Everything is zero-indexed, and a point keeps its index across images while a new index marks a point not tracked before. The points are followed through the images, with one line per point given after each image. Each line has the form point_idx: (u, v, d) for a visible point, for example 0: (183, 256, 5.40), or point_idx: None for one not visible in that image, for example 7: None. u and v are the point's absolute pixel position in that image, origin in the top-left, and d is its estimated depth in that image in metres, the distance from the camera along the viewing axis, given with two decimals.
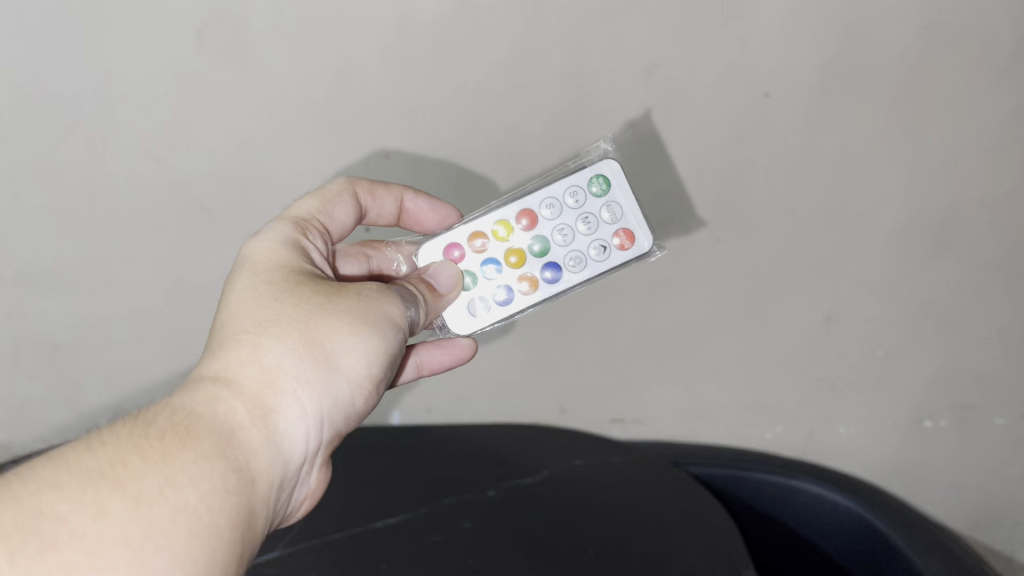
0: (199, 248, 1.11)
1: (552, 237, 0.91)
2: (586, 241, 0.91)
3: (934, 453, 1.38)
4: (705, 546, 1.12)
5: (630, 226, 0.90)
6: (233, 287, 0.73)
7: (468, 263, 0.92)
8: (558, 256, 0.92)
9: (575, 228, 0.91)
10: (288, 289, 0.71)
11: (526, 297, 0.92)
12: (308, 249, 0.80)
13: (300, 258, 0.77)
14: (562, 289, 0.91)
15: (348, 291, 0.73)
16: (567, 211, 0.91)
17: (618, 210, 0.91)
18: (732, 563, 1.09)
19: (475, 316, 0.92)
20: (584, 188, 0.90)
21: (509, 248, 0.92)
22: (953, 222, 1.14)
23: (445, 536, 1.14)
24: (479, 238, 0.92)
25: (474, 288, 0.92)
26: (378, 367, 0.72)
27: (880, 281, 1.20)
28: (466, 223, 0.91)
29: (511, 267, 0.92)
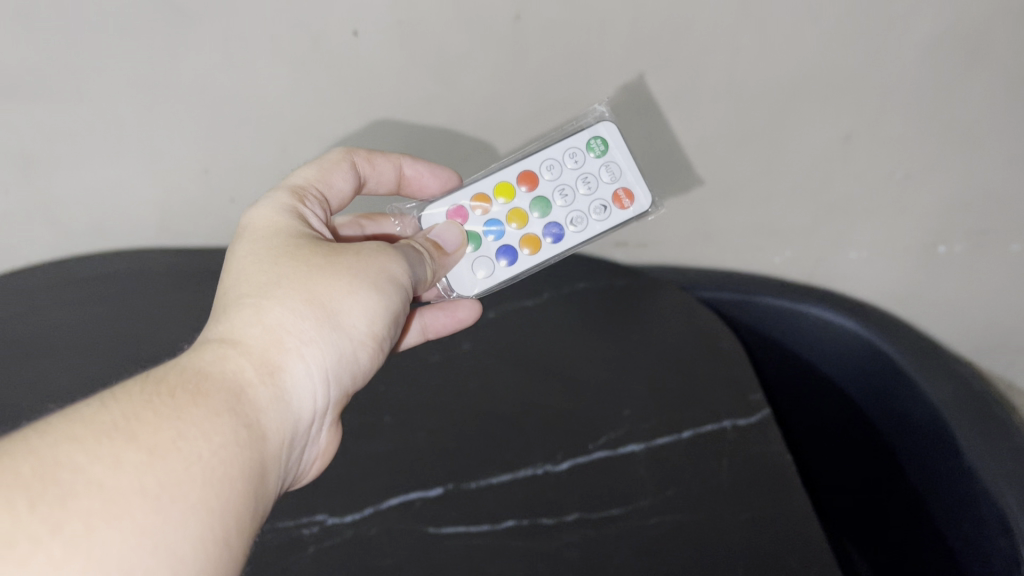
0: (171, 54, 0.89)
1: (553, 198, 0.91)
2: (587, 201, 0.91)
3: (942, 272, 1.33)
4: (714, 371, 1.04)
5: (628, 184, 0.91)
6: (232, 254, 0.70)
7: (470, 225, 0.90)
8: (559, 217, 0.91)
9: (575, 188, 0.90)
10: (286, 250, 0.68)
11: (529, 258, 0.90)
12: (307, 221, 0.74)
13: (300, 224, 0.73)
14: (566, 247, 0.90)
15: (345, 249, 0.70)
16: (567, 174, 0.91)
17: (617, 170, 0.91)
18: (739, 385, 1.03)
19: (480, 275, 0.90)
20: (582, 152, 0.90)
21: (512, 210, 0.90)
22: (989, 34, 0.96)
23: (441, 358, 1.05)
24: (481, 201, 0.90)
25: (478, 251, 0.90)
26: (381, 325, 0.70)
27: (918, 90, 1.04)
28: (469, 184, 0.90)
29: (514, 229, 0.91)
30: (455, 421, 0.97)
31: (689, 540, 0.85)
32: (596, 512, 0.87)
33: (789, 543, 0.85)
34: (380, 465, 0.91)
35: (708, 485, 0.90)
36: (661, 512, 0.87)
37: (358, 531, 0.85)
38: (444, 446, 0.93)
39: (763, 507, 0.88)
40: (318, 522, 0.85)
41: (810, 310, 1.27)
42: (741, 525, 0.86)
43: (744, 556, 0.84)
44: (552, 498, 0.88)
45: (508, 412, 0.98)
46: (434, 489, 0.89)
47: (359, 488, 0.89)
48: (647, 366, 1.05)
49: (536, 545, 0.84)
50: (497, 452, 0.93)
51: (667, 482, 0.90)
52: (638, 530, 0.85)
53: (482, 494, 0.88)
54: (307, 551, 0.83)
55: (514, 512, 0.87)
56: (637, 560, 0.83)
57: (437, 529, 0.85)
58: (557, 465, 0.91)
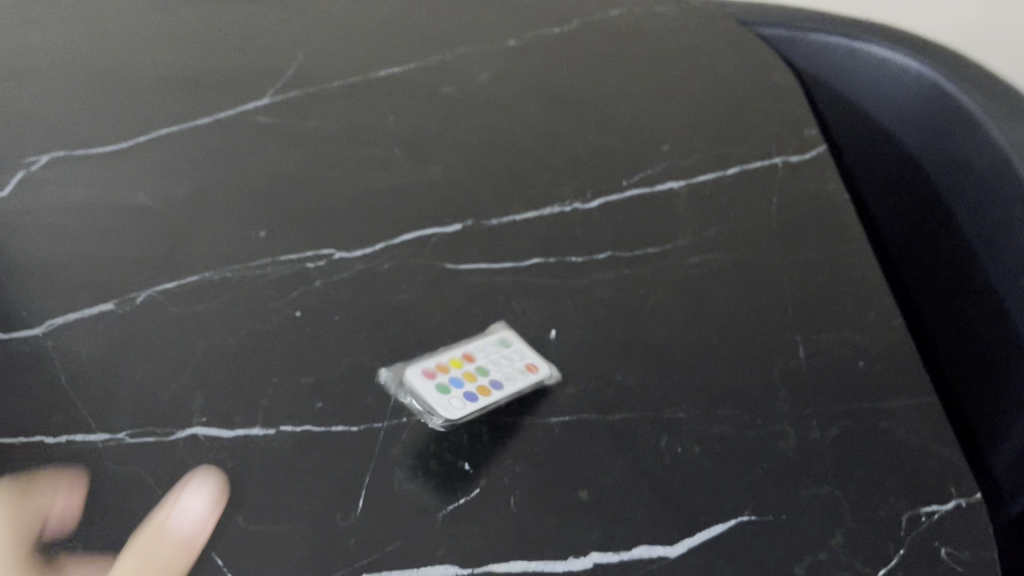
0: None
1: (488, 368, 0.61)
2: (514, 369, 0.61)
3: None
4: (762, 101, 0.90)
5: (531, 355, 0.63)
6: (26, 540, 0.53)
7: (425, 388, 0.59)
8: (491, 380, 0.60)
9: (504, 362, 0.62)
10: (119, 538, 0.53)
11: (478, 403, 0.58)
12: (188, 230, 0.76)
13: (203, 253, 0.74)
14: (509, 391, 0.59)
15: (226, 408, 0.61)
16: (483, 346, 0.63)
17: (523, 351, 0.63)
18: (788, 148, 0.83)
19: (449, 407, 0.58)
20: (490, 342, 0.64)
21: (448, 386, 0.59)
22: None
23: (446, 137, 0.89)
24: (428, 370, 0.60)
25: (429, 409, 0.58)
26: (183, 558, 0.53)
27: None
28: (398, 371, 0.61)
29: (456, 392, 0.59)
30: (488, 154, 0.84)
31: (735, 276, 0.70)
32: (628, 264, 0.71)
33: (846, 277, 0.70)
34: (390, 215, 0.77)
35: (755, 224, 0.75)
36: (706, 249, 0.72)
37: (376, 268, 0.72)
38: (475, 194, 0.80)
39: (818, 242, 0.73)
40: (324, 257, 0.73)
41: (874, 44, 0.97)
42: (790, 265, 0.71)
43: (799, 311, 0.67)
44: (583, 238, 0.74)
45: (539, 168, 0.82)
46: (466, 258, 0.73)
47: (374, 224, 0.76)
48: (693, 85, 0.93)
49: (566, 284, 0.70)
50: (542, 235, 0.74)
51: (709, 220, 0.75)
52: (674, 269, 0.71)
53: (502, 265, 0.72)
54: (313, 285, 0.70)
55: (546, 255, 0.72)
56: (676, 301, 0.68)
57: (462, 266, 0.72)
58: (595, 257, 0.72)
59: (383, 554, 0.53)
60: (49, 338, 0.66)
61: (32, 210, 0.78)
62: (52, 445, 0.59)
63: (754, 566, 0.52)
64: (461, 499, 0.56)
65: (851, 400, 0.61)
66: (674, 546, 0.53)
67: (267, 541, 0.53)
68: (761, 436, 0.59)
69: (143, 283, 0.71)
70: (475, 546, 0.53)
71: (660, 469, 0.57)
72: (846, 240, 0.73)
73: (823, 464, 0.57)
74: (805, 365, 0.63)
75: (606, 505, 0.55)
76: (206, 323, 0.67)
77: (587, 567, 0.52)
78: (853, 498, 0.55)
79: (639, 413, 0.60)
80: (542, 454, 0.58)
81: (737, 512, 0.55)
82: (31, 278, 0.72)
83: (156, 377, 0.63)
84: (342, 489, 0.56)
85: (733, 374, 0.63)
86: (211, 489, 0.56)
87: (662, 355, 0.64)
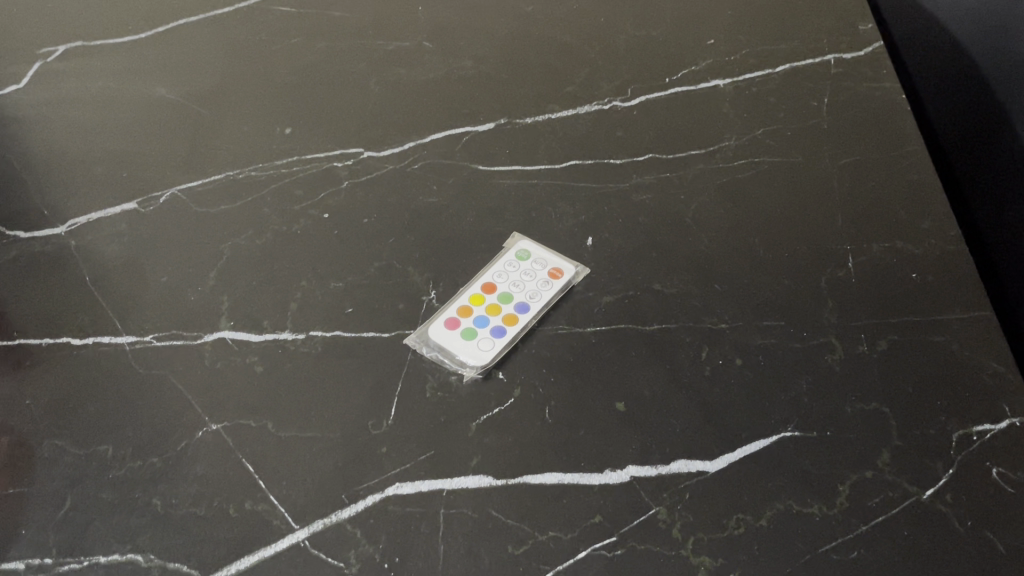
0: None
1: (511, 291, 0.59)
2: (539, 284, 0.60)
3: None
4: None
5: (552, 261, 0.61)
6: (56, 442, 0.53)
7: (455, 337, 0.57)
8: (519, 303, 0.59)
9: (526, 281, 0.60)
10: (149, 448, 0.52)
11: (514, 333, 0.57)
12: (211, 125, 0.74)
13: (226, 147, 0.72)
14: (540, 310, 0.58)
15: (253, 312, 0.59)
16: (501, 269, 0.61)
17: (542, 259, 0.61)
18: (844, 44, 0.77)
19: (486, 352, 0.56)
20: (507, 259, 0.61)
21: (477, 326, 0.57)
22: None
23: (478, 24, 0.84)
24: (452, 318, 0.58)
25: (466, 357, 0.56)
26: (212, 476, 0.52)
27: None
28: (421, 322, 0.58)
29: (488, 331, 0.57)
30: (522, 49, 0.80)
31: (783, 180, 0.67)
32: (669, 168, 0.68)
33: (902, 183, 0.66)
34: (419, 112, 0.74)
35: (806, 124, 0.71)
36: (752, 152, 0.69)
37: (405, 167, 0.69)
38: (508, 91, 0.76)
39: (873, 145, 0.69)
40: (352, 156, 0.70)
41: None
42: (842, 169, 0.67)
43: (851, 218, 0.64)
44: (623, 138, 0.70)
45: (576, 65, 0.77)
46: (498, 161, 0.69)
47: (402, 122, 0.73)
48: None
49: (604, 188, 0.67)
50: (581, 136, 0.71)
51: (757, 121, 0.71)
52: (718, 173, 0.67)
53: (537, 167, 0.68)
54: (340, 185, 0.68)
55: (583, 156, 0.69)
56: (720, 206, 0.65)
57: (495, 168, 0.69)
58: (635, 160, 0.68)
59: (418, 462, 0.52)
60: (73, 237, 0.65)
61: (50, 105, 0.76)
62: (82, 345, 0.58)
63: (796, 482, 0.51)
64: (497, 409, 0.54)
65: (902, 313, 0.58)
66: (714, 460, 0.52)
67: (299, 447, 0.52)
68: (807, 349, 0.56)
69: (166, 182, 0.69)
70: (510, 456, 0.52)
71: (700, 382, 0.55)
72: (905, 143, 0.69)
73: (869, 380, 0.55)
74: (855, 276, 0.60)
75: (643, 418, 0.53)
76: (233, 223, 0.65)
77: (625, 480, 0.51)
78: (901, 415, 0.53)
79: (680, 323, 0.58)
80: (578, 365, 0.56)
81: (780, 428, 0.53)
82: (52, 177, 0.70)
83: (184, 278, 0.62)
84: (374, 396, 0.55)
85: (778, 284, 0.60)
86: (241, 393, 0.55)
87: (704, 263, 0.61)
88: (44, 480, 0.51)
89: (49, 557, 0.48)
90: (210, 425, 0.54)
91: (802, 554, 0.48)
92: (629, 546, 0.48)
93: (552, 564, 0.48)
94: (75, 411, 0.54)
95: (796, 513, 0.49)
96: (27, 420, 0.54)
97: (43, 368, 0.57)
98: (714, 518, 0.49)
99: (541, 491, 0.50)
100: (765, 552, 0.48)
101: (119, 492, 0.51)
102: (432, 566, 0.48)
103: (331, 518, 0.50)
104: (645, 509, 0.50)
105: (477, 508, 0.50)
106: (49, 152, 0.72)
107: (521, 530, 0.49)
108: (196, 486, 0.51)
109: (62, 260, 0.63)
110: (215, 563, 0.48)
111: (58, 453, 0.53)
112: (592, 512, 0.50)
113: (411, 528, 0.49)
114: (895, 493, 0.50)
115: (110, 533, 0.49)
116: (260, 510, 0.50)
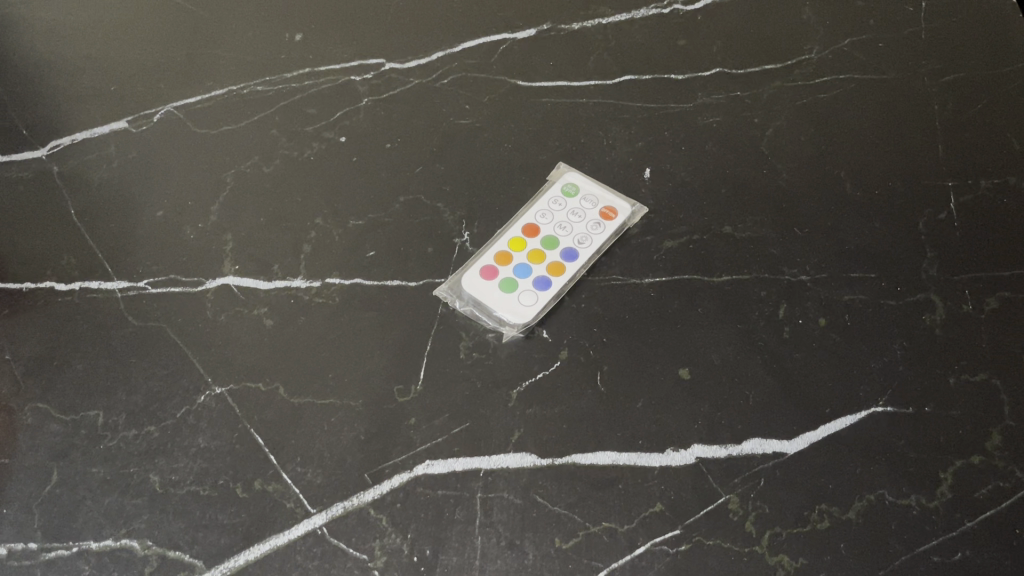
0: None
1: (555, 235, 0.51)
2: (588, 227, 0.51)
3: None
4: None
5: (605, 200, 0.53)
6: (41, 408, 0.47)
7: (491, 290, 0.49)
8: (564, 249, 0.50)
9: (573, 223, 0.51)
10: (147, 419, 0.46)
11: (559, 286, 0.49)
12: (213, 30, 0.65)
13: (230, 56, 0.63)
14: (589, 259, 0.50)
15: (262, 254, 0.52)
16: (545, 207, 0.52)
17: (593, 196, 0.53)
18: None
19: (526, 307, 0.48)
20: (552, 196, 0.53)
21: (516, 276, 0.49)
22: None
23: None
24: (488, 267, 0.50)
25: (502, 313, 0.48)
26: (216, 451, 0.45)
27: None
28: (452, 272, 0.50)
29: (529, 282, 0.49)
30: None
31: (873, 102, 0.57)
32: (739, 86, 0.59)
33: (1013, 107, 0.56)
34: (448, 14, 0.64)
35: (899, 34, 0.61)
36: (837, 67, 0.59)
37: (434, 82, 0.60)
38: None
39: (980, 60, 0.59)
40: (372, 69, 0.61)
41: None
42: (942, 89, 0.58)
43: (953, 149, 0.55)
44: (686, 49, 0.61)
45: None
46: (541, 75, 0.60)
47: (428, 27, 0.64)
48: None
49: (663, 109, 0.58)
50: (637, 46, 0.61)
51: (841, 30, 0.61)
52: (796, 92, 0.58)
53: (586, 83, 0.59)
54: (359, 102, 0.59)
55: (640, 71, 0.60)
56: (798, 133, 0.56)
57: (537, 84, 0.60)
58: (699, 77, 0.59)
59: (451, 437, 0.45)
60: (56, 161, 0.57)
61: (28, 4, 0.67)
62: (68, 291, 0.51)
63: (889, 469, 0.44)
64: (541, 374, 0.47)
65: (1014, 265, 0.50)
66: (794, 440, 0.44)
67: (315, 416, 0.46)
68: (902, 308, 0.48)
69: (161, 98, 0.60)
70: (557, 431, 0.45)
71: (777, 346, 0.47)
72: (1015, 57, 0.59)
73: (975, 346, 0.47)
74: (958, 219, 0.52)
75: (710, 389, 0.46)
76: (238, 148, 0.57)
77: (690, 462, 0.44)
78: (1014, 390, 0.45)
79: (753, 274, 0.50)
80: (635, 323, 0.48)
81: (870, 403, 0.45)
82: (32, 90, 0.61)
83: (181, 213, 0.54)
84: (399, 358, 0.48)
85: (868, 228, 0.51)
86: (248, 351, 0.48)
87: (780, 203, 0.53)
88: (27, 451, 0.45)
89: (34, 541, 0.43)
90: (213, 389, 0.47)
91: (897, 555, 0.41)
92: (696, 541, 0.42)
93: (607, 561, 0.41)
94: (61, 370, 0.48)
95: (890, 505, 0.43)
96: (7, 380, 0.48)
97: (23, 317, 0.50)
98: (794, 509, 0.43)
99: (594, 473, 0.44)
100: (853, 552, 0.41)
101: (112, 467, 0.45)
102: (468, 561, 0.42)
103: (352, 502, 0.43)
104: (713, 496, 0.43)
105: (519, 492, 0.43)
106: (29, 60, 0.63)
107: (570, 520, 0.42)
108: (199, 461, 0.45)
109: (44, 189, 0.56)
110: (220, 552, 0.42)
111: (42, 419, 0.46)
112: (652, 500, 0.43)
113: (443, 515, 0.43)
114: (1007, 484, 0.43)
115: (102, 516, 0.43)
116: (272, 491, 0.44)
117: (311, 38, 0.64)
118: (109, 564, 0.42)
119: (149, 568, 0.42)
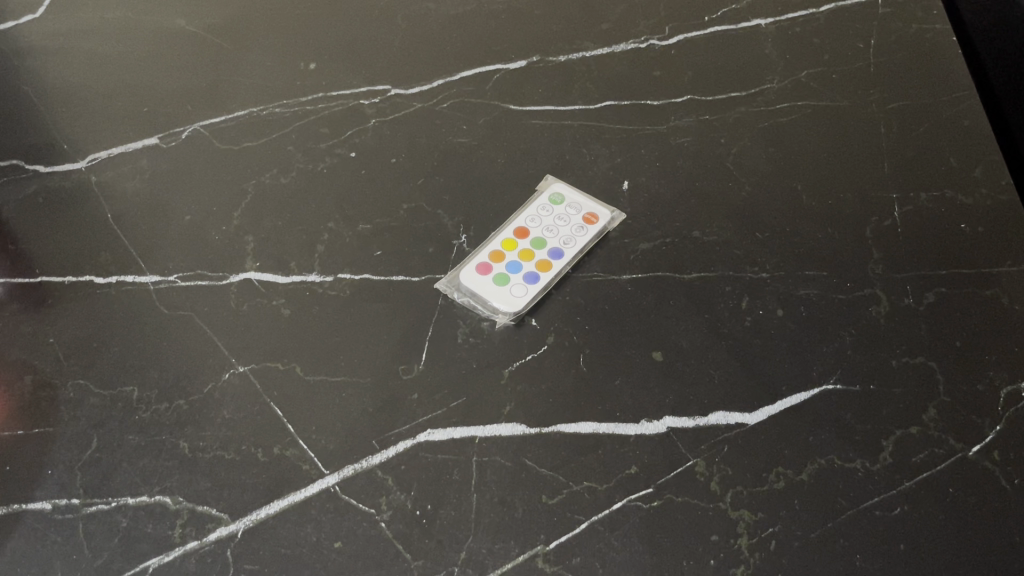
0: None
1: (544, 238, 0.57)
2: (572, 231, 0.58)
3: None
4: None
5: (588, 207, 0.59)
6: (80, 383, 0.52)
7: (486, 284, 0.55)
8: (551, 250, 0.57)
9: (559, 228, 0.58)
10: (177, 392, 0.51)
11: (546, 282, 0.55)
12: (234, 58, 0.72)
13: (250, 81, 0.70)
14: (573, 259, 0.56)
15: (280, 253, 0.58)
16: (535, 214, 0.58)
17: (577, 204, 0.59)
18: None
19: (517, 300, 0.54)
20: (540, 204, 0.59)
21: (508, 273, 0.55)
22: None
23: None
24: (484, 265, 0.56)
25: (495, 305, 0.54)
26: (239, 420, 0.50)
27: None
28: (452, 270, 0.56)
29: (520, 278, 0.55)
30: None
31: (827, 125, 0.64)
32: (709, 111, 0.66)
33: (951, 130, 0.63)
34: (447, 48, 0.72)
35: (851, 67, 0.68)
36: (795, 96, 0.66)
37: (434, 106, 0.67)
38: (541, 27, 0.73)
39: (922, 90, 0.66)
40: (380, 94, 0.68)
41: None
42: (888, 114, 0.65)
43: (898, 166, 0.61)
44: (661, 79, 0.68)
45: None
46: (532, 101, 0.67)
47: (429, 59, 0.71)
48: None
49: (641, 130, 0.64)
50: (617, 76, 0.68)
51: (799, 64, 0.69)
52: (760, 116, 0.65)
53: (571, 108, 0.66)
54: (367, 123, 0.66)
55: (620, 98, 0.67)
56: (760, 151, 0.63)
57: (527, 108, 0.66)
58: (673, 103, 0.66)
59: (449, 410, 0.50)
60: (93, 173, 0.63)
61: (66, 36, 0.74)
62: (106, 283, 0.57)
63: (838, 437, 0.49)
64: (530, 356, 0.53)
65: (950, 265, 0.56)
66: (754, 413, 0.50)
67: (328, 391, 0.51)
68: (851, 300, 0.55)
69: (188, 118, 0.67)
70: (544, 404, 0.51)
71: (740, 333, 0.53)
72: (954, 87, 0.66)
73: (915, 332, 0.53)
74: (902, 225, 0.58)
75: (680, 368, 0.52)
76: (257, 161, 0.64)
77: (662, 431, 0.49)
78: (948, 370, 0.51)
79: (718, 272, 0.56)
80: (614, 314, 0.54)
81: (821, 381, 0.51)
82: (70, 111, 0.68)
83: (206, 218, 0.60)
84: (403, 342, 0.53)
85: (821, 232, 0.58)
86: (268, 335, 0.54)
87: (744, 211, 0.59)
88: (70, 420, 0.51)
89: (77, 497, 0.48)
90: (236, 368, 0.52)
91: (844, 510, 0.47)
92: (667, 498, 0.47)
93: (589, 514, 0.47)
94: (99, 351, 0.53)
95: (838, 468, 0.48)
96: (51, 360, 0.53)
97: (64, 307, 0.56)
98: (753, 471, 0.48)
99: (576, 440, 0.49)
100: (806, 508, 0.47)
101: (146, 434, 0.50)
102: (465, 514, 0.47)
103: (362, 464, 0.48)
104: (683, 460, 0.48)
105: (510, 457, 0.49)
106: (68, 84, 0.70)
107: (555, 479, 0.48)
108: (225, 429, 0.50)
109: (83, 196, 0.62)
110: (244, 506, 0.47)
111: (83, 393, 0.52)
112: (628, 463, 0.48)
113: (442, 476, 0.48)
114: (942, 450, 0.49)
115: (137, 475, 0.48)
116: (289, 455, 0.49)
117: (324, 66, 0.70)
118: (144, 517, 0.47)
119: (180, 520, 0.47)
